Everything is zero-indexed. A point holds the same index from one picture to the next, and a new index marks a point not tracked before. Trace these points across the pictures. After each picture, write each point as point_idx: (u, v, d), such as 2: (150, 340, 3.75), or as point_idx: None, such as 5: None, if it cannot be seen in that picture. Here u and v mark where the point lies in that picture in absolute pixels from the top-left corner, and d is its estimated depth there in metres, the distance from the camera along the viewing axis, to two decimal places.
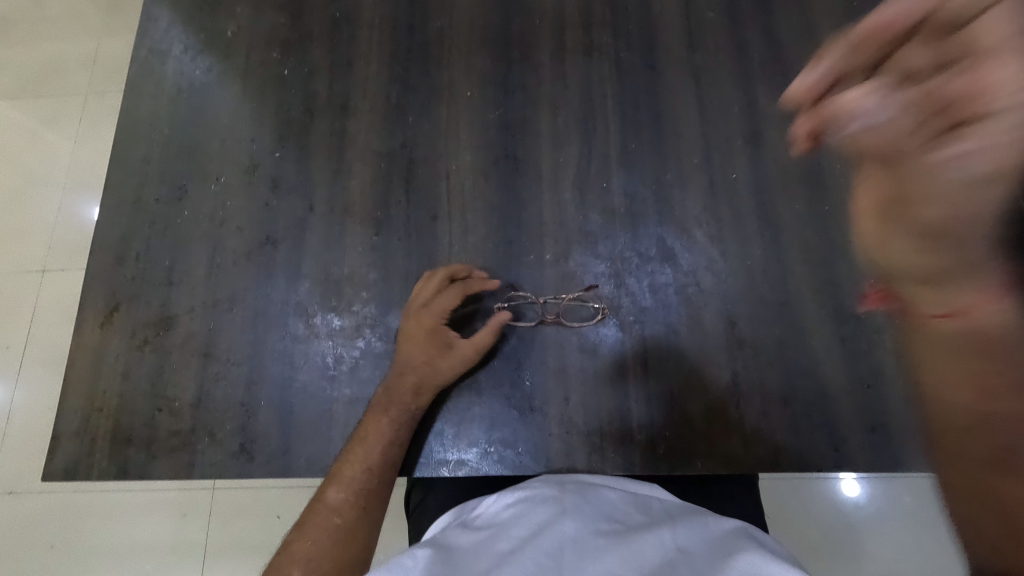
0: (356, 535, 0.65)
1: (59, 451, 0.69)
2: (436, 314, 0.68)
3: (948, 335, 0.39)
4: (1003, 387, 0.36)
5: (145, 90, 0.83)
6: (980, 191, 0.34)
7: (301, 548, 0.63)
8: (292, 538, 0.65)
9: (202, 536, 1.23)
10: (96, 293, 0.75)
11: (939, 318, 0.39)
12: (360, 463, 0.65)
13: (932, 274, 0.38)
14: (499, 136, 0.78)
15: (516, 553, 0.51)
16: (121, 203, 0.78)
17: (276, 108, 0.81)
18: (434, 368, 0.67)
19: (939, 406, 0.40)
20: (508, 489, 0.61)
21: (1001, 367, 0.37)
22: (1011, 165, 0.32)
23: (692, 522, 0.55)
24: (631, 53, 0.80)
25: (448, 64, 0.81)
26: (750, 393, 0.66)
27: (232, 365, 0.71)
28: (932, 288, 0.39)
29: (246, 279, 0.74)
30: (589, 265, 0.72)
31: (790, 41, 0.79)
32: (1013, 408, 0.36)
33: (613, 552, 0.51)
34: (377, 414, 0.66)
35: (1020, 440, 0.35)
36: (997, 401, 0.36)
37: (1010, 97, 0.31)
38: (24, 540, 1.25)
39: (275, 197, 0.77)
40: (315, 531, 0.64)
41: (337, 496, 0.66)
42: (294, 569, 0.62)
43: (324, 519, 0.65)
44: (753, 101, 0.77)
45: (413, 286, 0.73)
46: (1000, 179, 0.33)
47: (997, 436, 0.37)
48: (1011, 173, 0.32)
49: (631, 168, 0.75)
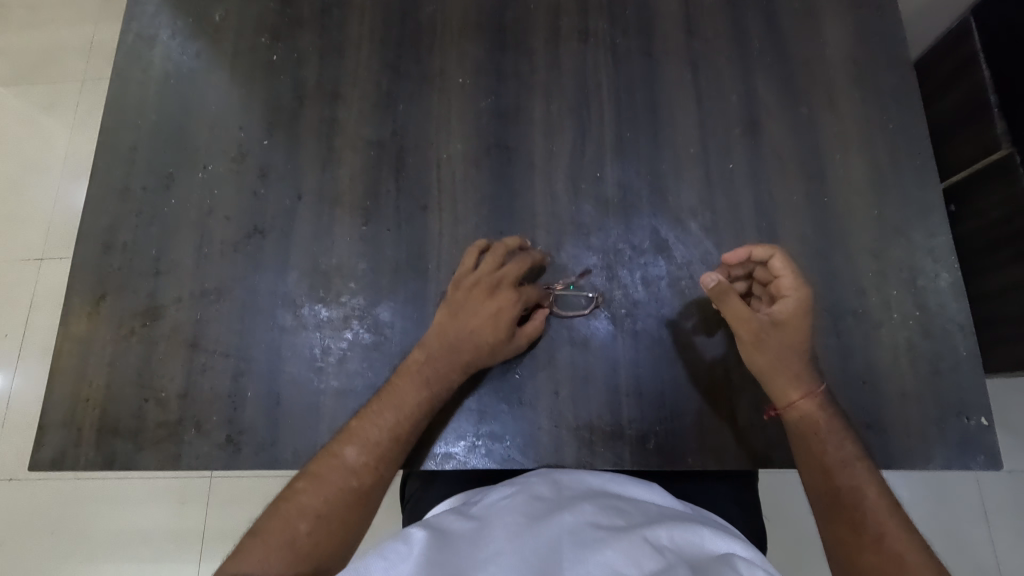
0: (367, 499, 0.61)
1: (46, 441, 0.69)
2: (514, 297, 0.65)
3: (799, 428, 0.60)
4: (837, 469, 0.58)
5: (132, 75, 0.82)
6: (789, 339, 0.60)
7: (308, 502, 0.59)
8: (298, 488, 0.60)
9: (198, 524, 1.24)
10: (83, 282, 0.74)
11: (795, 418, 0.60)
12: (391, 431, 0.62)
13: (787, 387, 0.59)
14: (491, 124, 0.76)
15: (513, 541, 0.49)
16: (108, 190, 0.77)
17: (265, 95, 0.80)
18: (493, 353, 0.65)
19: (815, 482, 0.59)
20: (510, 490, 0.59)
21: (831, 453, 0.58)
22: (794, 325, 0.60)
23: (693, 531, 0.53)
24: (627, 39, 0.78)
25: (440, 50, 0.80)
26: (742, 388, 0.65)
27: (219, 356, 0.70)
28: (787, 392, 0.60)
29: (234, 269, 0.73)
30: (581, 257, 0.70)
31: (791, 27, 0.77)
32: (843, 482, 0.57)
33: (614, 544, 0.48)
34: (420, 385, 0.63)
35: (858, 503, 0.56)
36: (835, 477, 0.58)
37: (790, 294, 0.61)
38: (23, 526, 1.26)
39: (263, 186, 0.76)
40: (325, 487, 0.60)
41: (357, 458, 0.61)
42: (301, 523, 0.58)
43: (336, 476, 0.60)
44: (752, 89, 0.75)
45: (469, 251, 0.68)
46: (794, 335, 0.60)
47: (847, 501, 0.57)
48: (796, 330, 0.60)
49: (626, 158, 0.73)
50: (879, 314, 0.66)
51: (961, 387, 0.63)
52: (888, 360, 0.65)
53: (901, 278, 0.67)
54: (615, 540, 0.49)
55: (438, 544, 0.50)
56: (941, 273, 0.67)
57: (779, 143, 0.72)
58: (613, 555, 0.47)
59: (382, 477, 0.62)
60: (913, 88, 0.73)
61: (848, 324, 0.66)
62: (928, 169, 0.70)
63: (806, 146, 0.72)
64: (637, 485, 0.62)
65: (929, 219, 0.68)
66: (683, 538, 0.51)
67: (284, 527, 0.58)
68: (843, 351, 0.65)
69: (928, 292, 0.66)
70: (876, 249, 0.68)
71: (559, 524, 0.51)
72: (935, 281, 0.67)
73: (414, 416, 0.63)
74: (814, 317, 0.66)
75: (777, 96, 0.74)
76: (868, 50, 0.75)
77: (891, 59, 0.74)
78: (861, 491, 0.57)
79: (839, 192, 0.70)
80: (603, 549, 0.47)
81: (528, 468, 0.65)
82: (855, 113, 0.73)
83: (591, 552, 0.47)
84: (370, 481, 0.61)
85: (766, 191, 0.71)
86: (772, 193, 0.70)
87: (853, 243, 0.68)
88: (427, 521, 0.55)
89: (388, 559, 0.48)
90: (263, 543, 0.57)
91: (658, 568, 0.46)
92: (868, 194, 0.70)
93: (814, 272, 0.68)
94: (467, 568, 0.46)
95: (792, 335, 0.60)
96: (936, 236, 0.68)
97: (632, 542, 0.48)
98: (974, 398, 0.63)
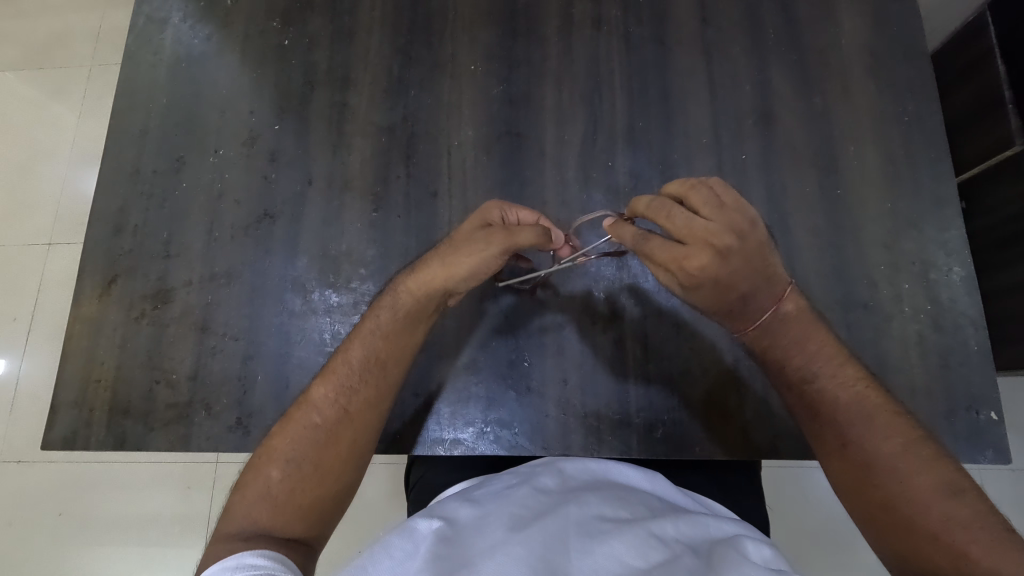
0: (338, 439, 0.63)
1: (57, 420, 0.69)
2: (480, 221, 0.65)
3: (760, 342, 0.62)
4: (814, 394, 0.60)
5: (143, 59, 0.82)
6: (711, 279, 0.57)
7: (279, 449, 0.62)
8: (272, 437, 0.63)
9: (205, 508, 1.25)
10: (94, 265, 0.75)
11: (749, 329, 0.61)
12: (349, 360, 0.64)
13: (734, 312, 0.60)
14: (503, 111, 0.76)
15: (521, 536, 0.48)
16: (119, 174, 0.78)
17: (275, 79, 0.80)
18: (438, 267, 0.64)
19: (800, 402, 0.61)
20: (513, 480, 0.59)
21: (801, 368, 0.60)
22: (704, 263, 0.56)
23: (697, 521, 0.53)
24: (640, 27, 0.77)
25: (451, 36, 0.79)
26: (751, 379, 0.65)
27: (228, 339, 0.71)
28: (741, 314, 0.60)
29: (243, 253, 0.73)
30: (591, 246, 0.70)
31: (807, 17, 0.76)
32: (830, 411, 0.59)
33: (620, 538, 0.48)
34: (372, 312, 0.66)
35: (845, 430, 0.58)
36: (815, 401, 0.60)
37: (681, 232, 0.56)
38: (33, 507, 1.27)
39: (273, 170, 0.76)
40: (292, 432, 0.62)
41: (321, 394, 0.64)
42: (272, 467, 0.61)
43: (303, 418, 0.63)
44: (766, 80, 0.74)
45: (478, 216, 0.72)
46: (712, 272, 0.56)
47: (836, 430, 0.59)
48: (711, 265, 0.56)
49: (637, 147, 0.73)
50: (890, 307, 0.66)
51: (971, 381, 0.63)
52: (898, 353, 0.64)
53: (913, 272, 0.67)
54: (622, 532, 0.49)
55: (444, 538, 0.50)
56: (954, 267, 0.66)
57: (792, 134, 0.72)
58: (620, 547, 0.47)
59: (349, 418, 0.63)
60: (929, 80, 0.72)
61: (859, 316, 0.66)
62: (942, 163, 0.69)
63: (819, 138, 0.72)
64: (644, 474, 0.62)
65: (943, 213, 0.68)
66: (689, 527, 0.52)
67: (258, 476, 0.61)
68: (853, 343, 0.65)
69: (940, 287, 0.66)
70: (889, 242, 0.68)
71: (566, 516, 0.51)
72: (947, 275, 0.66)
73: (371, 352, 0.64)
74: (825, 310, 0.66)
75: (791, 87, 0.74)
76: (884, 41, 0.74)
77: (908, 51, 0.74)
78: (846, 424, 0.59)
79: (852, 184, 0.70)
80: (610, 540, 0.48)
81: (536, 455, 0.65)
82: (869, 105, 0.72)
83: (599, 549, 0.47)
84: (339, 421, 0.63)
85: (779, 182, 0.70)
86: (785, 185, 0.70)
87: (865, 236, 0.68)
88: (431, 512, 0.54)
89: (394, 558, 0.48)
90: (243, 495, 0.60)
91: (665, 559, 0.46)
92: (881, 187, 0.69)
93: (826, 264, 0.67)
94: (476, 562, 0.46)
95: (702, 295, 0.59)
96: (949, 230, 0.67)
97: (638, 533, 0.49)
98: (984, 392, 0.62)
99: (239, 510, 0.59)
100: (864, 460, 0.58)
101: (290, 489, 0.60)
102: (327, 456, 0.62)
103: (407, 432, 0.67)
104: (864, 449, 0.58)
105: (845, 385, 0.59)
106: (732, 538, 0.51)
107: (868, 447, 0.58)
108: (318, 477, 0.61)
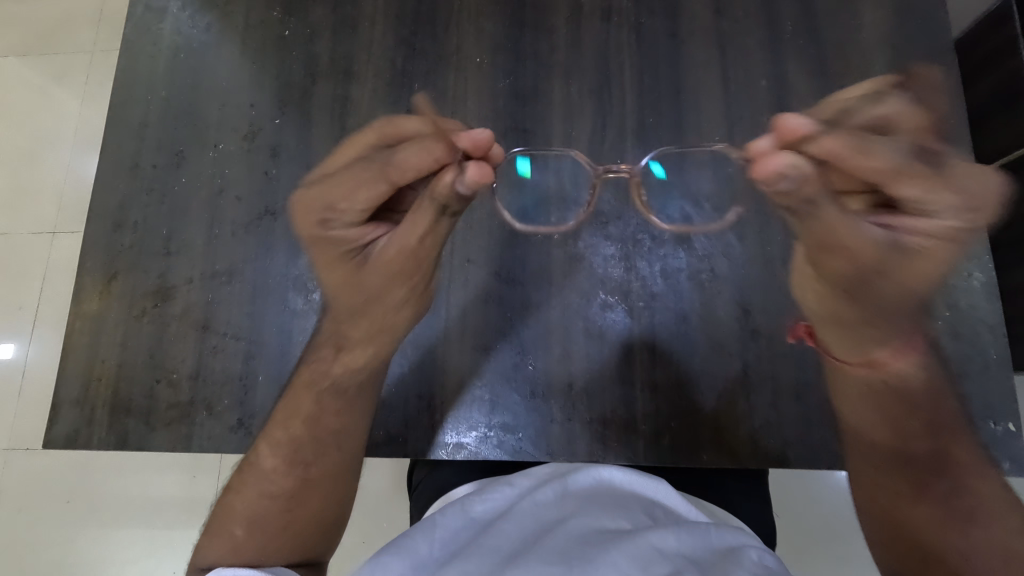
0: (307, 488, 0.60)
1: (60, 419, 0.69)
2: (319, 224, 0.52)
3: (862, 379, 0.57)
4: (912, 431, 0.57)
5: (142, 49, 0.80)
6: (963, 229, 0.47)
7: (243, 505, 0.59)
8: (237, 490, 0.61)
9: (212, 494, 1.25)
10: (94, 260, 0.74)
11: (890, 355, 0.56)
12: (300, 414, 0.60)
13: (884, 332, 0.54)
14: (509, 105, 0.74)
15: (519, 557, 0.47)
16: (118, 168, 0.76)
17: (276, 71, 0.78)
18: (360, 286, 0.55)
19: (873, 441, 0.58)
20: (510, 494, 0.57)
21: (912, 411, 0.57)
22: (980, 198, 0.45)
23: (698, 528, 0.52)
24: (652, 18, 0.75)
25: (457, 27, 0.77)
26: (760, 385, 0.64)
27: (230, 338, 0.70)
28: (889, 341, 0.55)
29: (246, 250, 0.72)
30: (599, 247, 0.69)
31: (826, 7, 0.73)
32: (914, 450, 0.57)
33: (621, 553, 0.47)
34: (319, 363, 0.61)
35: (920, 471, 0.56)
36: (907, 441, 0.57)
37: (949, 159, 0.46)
38: (42, 493, 1.29)
39: (274, 166, 0.74)
40: (254, 486, 0.60)
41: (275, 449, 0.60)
42: (236, 526, 0.58)
43: (263, 471, 0.60)
44: (782, 74, 0.71)
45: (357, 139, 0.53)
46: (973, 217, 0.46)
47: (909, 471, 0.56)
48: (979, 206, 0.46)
49: (647, 144, 0.71)
50: None
51: (988, 391, 0.61)
52: None
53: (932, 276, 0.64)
54: (621, 547, 0.47)
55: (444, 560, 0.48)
56: (974, 272, 0.64)
57: None
58: (620, 564, 0.46)
59: (313, 466, 0.61)
60: (953, 75, 0.69)
61: None
62: None
63: None
64: (649, 479, 0.60)
65: None
66: (691, 537, 0.50)
67: (223, 534, 0.58)
68: None
69: (959, 292, 0.64)
70: None
71: (565, 532, 0.50)
72: (967, 280, 0.64)
73: (326, 412, 0.60)
74: None
75: (808, 82, 0.71)
76: (907, 34, 0.71)
77: (932, 44, 0.70)
78: (926, 467, 0.56)
79: None
80: (610, 556, 0.46)
81: (541, 460, 0.64)
82: None
83: (598, 564, 0.46)
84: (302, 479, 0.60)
85: None
86: None
87: None
88: (428, 524, 0.53)
89: None
90: (212, 548, 0.57)
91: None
92: None
93: None
94: None
95: (930, 263, 0.48)
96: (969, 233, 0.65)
97: (637, 549, 0.47)
98: (1000, 402, 0.61)
99: (213, 554, 0.57)
100: (931, 513, 0.54)
101: (256, 548, 0.57)
102: (296, 508, 0.60)
103: (409, 435, 0.66)
104: (935, 490, 0.55)
105: (934, 423, 0.56)
106: (734, 550, 0.49)
107: (942, 490, 0.55)
108: (285, 533, 0.58)
